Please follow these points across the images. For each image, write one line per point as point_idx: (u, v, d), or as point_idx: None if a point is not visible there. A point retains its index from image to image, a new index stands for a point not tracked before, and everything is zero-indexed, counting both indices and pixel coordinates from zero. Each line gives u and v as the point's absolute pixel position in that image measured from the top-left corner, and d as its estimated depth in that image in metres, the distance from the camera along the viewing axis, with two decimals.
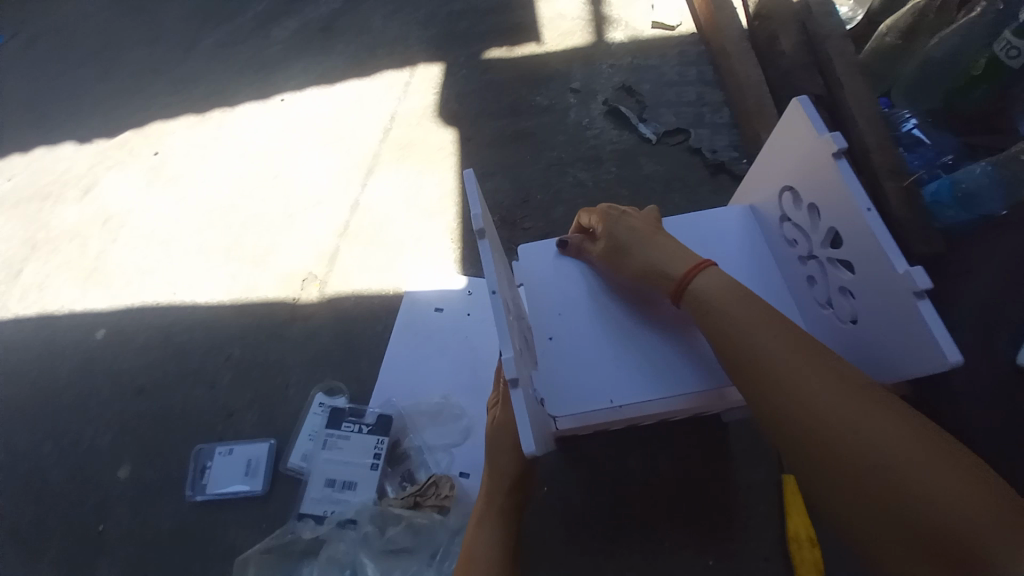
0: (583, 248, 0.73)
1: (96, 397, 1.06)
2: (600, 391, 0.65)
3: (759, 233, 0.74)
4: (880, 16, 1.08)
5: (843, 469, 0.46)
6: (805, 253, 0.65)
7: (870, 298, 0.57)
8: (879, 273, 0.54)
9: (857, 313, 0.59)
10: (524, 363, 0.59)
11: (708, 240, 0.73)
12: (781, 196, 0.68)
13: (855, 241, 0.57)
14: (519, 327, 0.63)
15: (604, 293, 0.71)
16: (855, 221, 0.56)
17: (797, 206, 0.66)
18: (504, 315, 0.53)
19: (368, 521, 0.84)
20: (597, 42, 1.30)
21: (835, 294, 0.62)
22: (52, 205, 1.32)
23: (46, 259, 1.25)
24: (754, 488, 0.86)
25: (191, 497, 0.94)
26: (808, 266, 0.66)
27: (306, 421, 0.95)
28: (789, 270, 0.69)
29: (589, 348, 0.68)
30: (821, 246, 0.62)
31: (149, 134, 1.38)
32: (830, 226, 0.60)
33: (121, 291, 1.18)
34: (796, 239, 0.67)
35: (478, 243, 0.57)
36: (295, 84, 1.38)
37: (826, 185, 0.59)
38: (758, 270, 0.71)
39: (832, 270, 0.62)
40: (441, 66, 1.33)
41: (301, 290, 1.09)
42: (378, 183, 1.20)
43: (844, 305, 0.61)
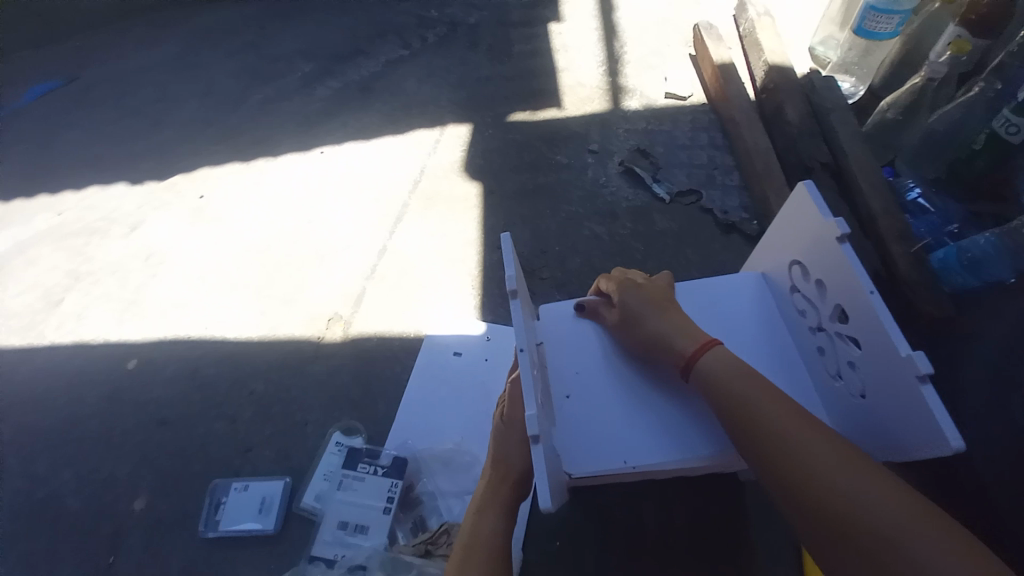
0: (600, 313, 0.76)
1: (120, 425, 1.10)
2: (613, 450, 0.66)
3: (772, 300, 0.76)
4: (883, 92, 1.16)
5: (850, 545, 0.47)
6: (815, 325, 0.68)
7: (877, 376, 0.58)
8: (884, 352, 0.56)
9: (865, 388, 0.60)
10: (545, 417, 0.62)
11: (721, 305, 0.76)
12: (790, 268, 0.72)
13: (860, 319, 0.59)
14: (540, 380, 0.66)
15: (620, 351, 0.74)
16: (859, 300, 0.59)
17: (806, 279, 0.69)
18: (529, 369, 0.57)
19: (378, 567, 0.84)
20: (614, 108, 1.41)
21: (845, 368, 0.63)
22: (102, 240, 1.42)
23: (89, 290, 1.33)
24: (769, 551, 0.83)
25: (204, 532, 0.94)
26: (818, 337, 0.68)
27: (322, 461, 0.97)
28: (801, 339, 0.71)
29: (603, 407, 0.69)
30: (829, 320, 0.65)
31: (197, 178, 1.50)
32: (836, 302, 0.63)
33: (155, 324, 1.24)
34: (806, 311, 0.70)
35: (511, 302, 0.61)
36: (335, 138, 1.51)
37: (831, 263, 0.62)
38: (769, 336, 0.73)
39: (840, 344, 0.63)
40: (469, 126, 1.45)
41: (326, 329, 1.14)
42: (405, 231, 1.27)
43: (854, 379, 0.62)
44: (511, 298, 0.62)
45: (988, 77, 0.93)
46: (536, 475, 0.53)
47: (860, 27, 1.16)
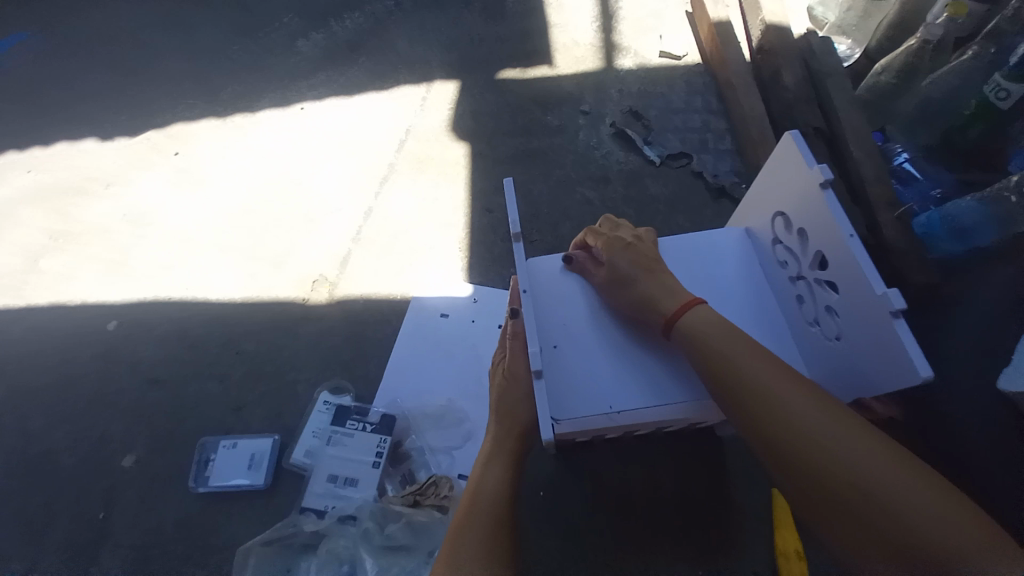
0: (586, 266, 0.77)
1: (104, 387, 1.09)
2: (599, 395, 0.68)
3: (754, 254, 0.77)
4: (877, 55, 1.14)
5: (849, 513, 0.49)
6: (795, 275, 0.69)
7: (852, 318, 0.60)
8: (860, 294, 0.58)
9: (841, 331, 0.62)
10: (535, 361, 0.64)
11: (705, 259, 0.77)
12: (774, 221, 0.72)
13: (839, 264, 0.60)
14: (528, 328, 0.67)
15: (603, 303, 0.75)
16: (838, 245, 0.60)
17: (788, 231, 0.69)
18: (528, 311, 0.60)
19: (369, 517, 0.84)
20: (607, 67, 1.37)
21: (822, 314, 0.65)
22: (74, 199, 1.36)
23: (63, 251, 1.29)
24: (747, 503, 0.88)
25: (194, 488, 0.95)
26: (798, 287, 0.69)
27: (311, 419, 0.97)
28: (781, 290, 0.73)
29: (588, 357, 0.71)
30: (809, 268, 0.66)
31: (172, 135, 1.43)
32: (817, 250, 0.64)
33: (136, 285, 1.21)
34: (787, 261, 0.71)
35: (514, 246, 0.66)
36: (316, 94, 1.44)
37: (813, 211, 0.63)
38: (749, 287, 0.75)
39: (819, 290, 0.65)
40: (458, 84, 1.39)
41: (311, 290, 1.13)
42: (392, 192, 1.24)
43: (831, 324, 0.64)
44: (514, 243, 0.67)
45: (983, 41, 0.93)
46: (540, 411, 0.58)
47: None
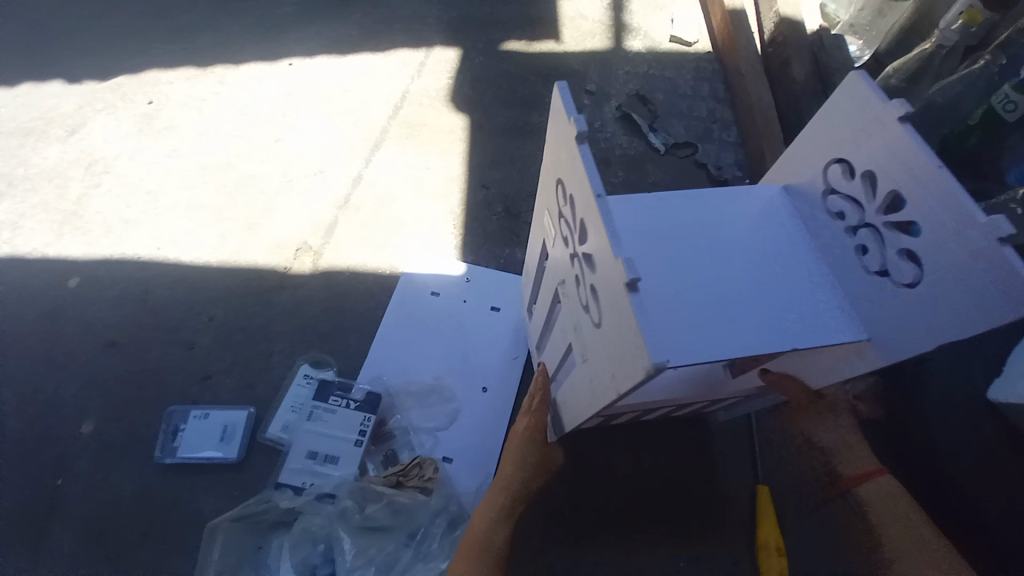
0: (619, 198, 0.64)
1: (60, 348, 1.01)
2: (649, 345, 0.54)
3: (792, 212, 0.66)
4: (886, 58, 1.12)
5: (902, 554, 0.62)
6: (854, 224, 0.59)
7: (935, 258, 0.50)
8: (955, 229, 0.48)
9: (919, 276, 0.52)
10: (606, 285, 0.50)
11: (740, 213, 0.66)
12: (825, 169, 0.62)
13: (922, 200, 0.51)
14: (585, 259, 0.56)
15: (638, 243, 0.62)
16: (926, 178, 0.50)
17: (848, 176, 0.59)
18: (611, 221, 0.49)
19: (347, 496, 0.77)
20: (615, 47, 1.32)
21: (891, 261, 0.55)
22: (31, 143, 1.25)
23: (18, 198, 1.18)
24: (730, 492, 0.89)
25: (160, 458, 0.90)
26: (855, 238, 0.59)
27: (289, 392, 0.91)
28: (829, 249, 0.62)
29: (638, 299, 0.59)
30: (876, 214, 0.56)
31: (146, 81, 1.32)
32: (892, 189, 0.54)
33: (100, 241, 1.12)
34: (841, 212, 0.60)
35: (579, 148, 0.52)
36: (306, 49, 1.35)
37: (890, 148, 0.53)
38: (792, 241, 0.63)
39: (888, 237, 0.55)
40: (458, 52, 1.32)
41: (294, 259, 1.07)
42: (384, 161, 1.18)
43: (903, 270, 0.54)
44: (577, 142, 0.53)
45: (994, 50, 0.90)
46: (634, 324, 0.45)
47: None
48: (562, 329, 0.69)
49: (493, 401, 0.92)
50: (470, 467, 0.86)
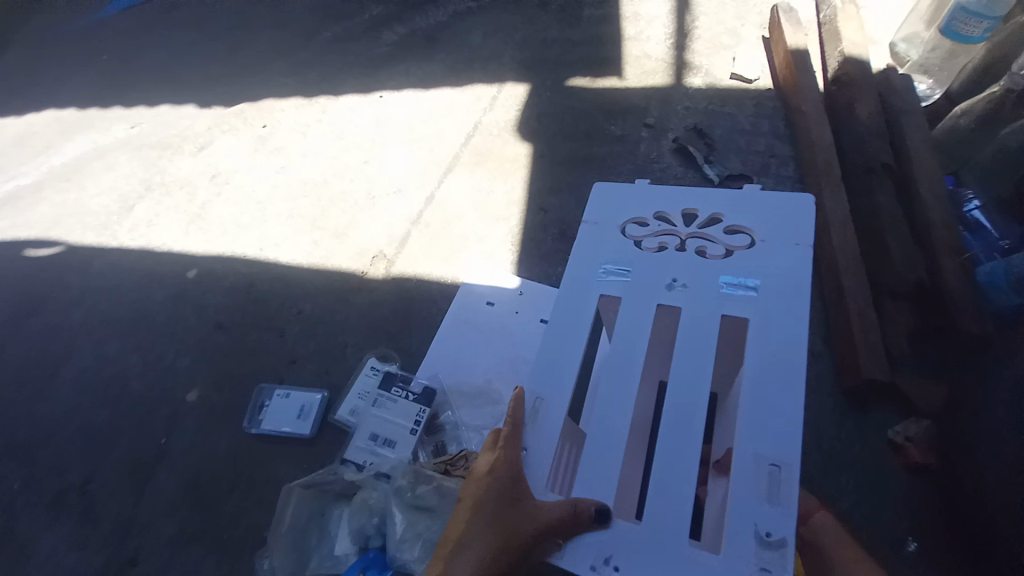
0: (637, 226, 0.74)
1: (179, 325, 1.21)
2: (786, 277, 0.65)
3: (707, 269, 0.68)
4: (960, 97, 1.07)
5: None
6: (719, 246, 0.70)
7: (770, 215, 0.71)
8: (751, 196, 0.73)
9: (782, 231, 0.69)
10: (704, 238, 0.71)
11: (691, 266, 0.69)
12: (668, 235, 0.73)
13: (717, 204, 0.74)
14: (673, 230, 0.73)
15: (687, 265, 0.69)
16: (699, 193, 0.75)
17: (677, 223, 0.74)
18: (659, 220, 0.74)
19: (401, 476, 0.83)
20: (676, 84, 1.38)
21: (744, 240, 0.70)
22: (170, 156, 1.52)
23: (157, 201, 1.44)
24: None
25: (248, 427, 1.04)
26: (729, 246, 0.70)
27: (357, 381, 1.02)
28: (742, 270, 0.67)
29: (750, 274, 0.66)
30: (718, 231, 0.72)
31: (262, 109, 1.57)
32: (704, 213, 0.74)
33: (215, 240, 1.34)
34: (704, 244, 0.71)
35: (585, 222, 0.75)
36: (395, 84, 1.54)
37: (673, 195, 0.76)
38: (736, 274, 0.67)
39: (739, 238, 0.71)
40: (528, 87, 1.45)
41: (370, 265, 1.22)
42: (453, 182, 1.31)
43: (745, 240, 0.70)
44: (587, 220, 0.75)
45: None
46: (750, 232, 0.70)
47: (947, 27, 1.09)
48: (702, 319, 0.64)
49: None
50: None
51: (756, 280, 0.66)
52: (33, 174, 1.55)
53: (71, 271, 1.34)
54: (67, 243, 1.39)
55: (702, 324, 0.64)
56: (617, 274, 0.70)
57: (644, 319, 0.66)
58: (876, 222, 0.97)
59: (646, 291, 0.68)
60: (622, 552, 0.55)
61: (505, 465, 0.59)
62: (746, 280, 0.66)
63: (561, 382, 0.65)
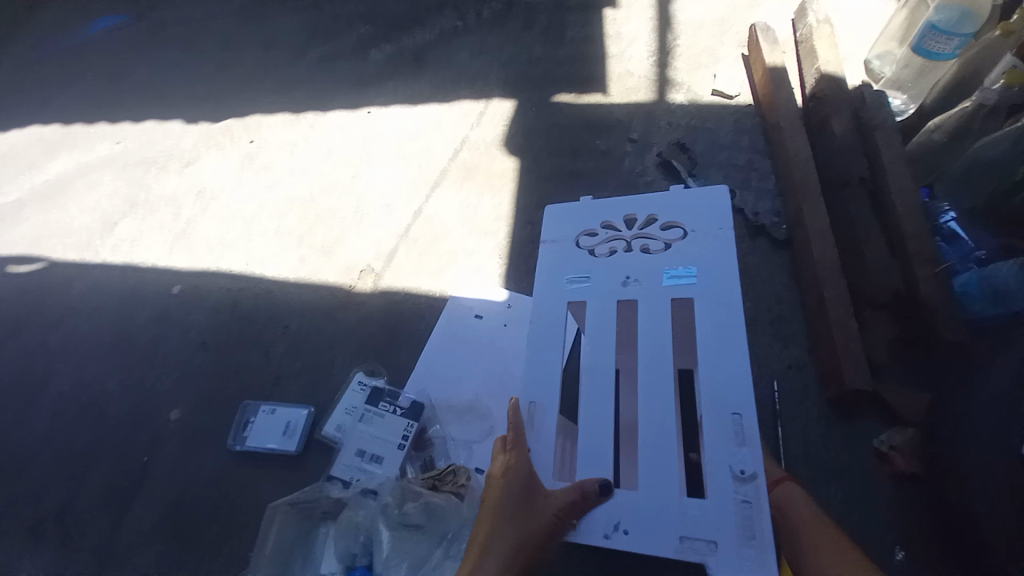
0: (589, 239, 0.84)
1: (163, 342, 1.20)
2: (712, 258, 0.77)
3: (651, 265, 0.79)
4: (931, 113, 1.12)
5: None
6: (657, 241, 0.82)
7: (694, 209, 0.83)
8: (677, 196, 0.84)
9: (707, 222, 0.81)
10: (645, 237, 0.82)
11: (638, 265, 0.80)
12: (616, 242, 0.83)
13: (650, 206, 0.85)
14: (620, 236, 0.83)
15: (636, 265, 0.80)
16: (635, 199, 0.86)
17: (622, 229, 0.84)
18: (605, 229, 0.85)
19: (388, 493, 0.82)
20: (659, 100, 1.42)
21: (675, 233, 0.81)
22: (156, 172, 1.51)
23: (141, 217, 1.42)
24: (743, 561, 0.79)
25: (231, 446, 1.02)
26: (666, 240, 0.81)
27: (344, 396, 1.01)
28: (678, 259, 0.79)
29: (686, 264, 0.78)
30: (655, 228, 0.83)
31: (250, 124, 1.58)
32: (641, 215, 0.84)
33: (201, 256, 1.33)
34: (647, 243, 0.82)
35: (545, 243, 0.86)
36: (383, 100, 1.56)
37: (614, 204, 0.87)
38: (675, 266, 0.78)
39: (672, 230, 0.82)
40: (514, 103, 1.48)
41: (358, 279, 1.22)
42: (442, 197, 1.33)
43: (677, 232, 0.81)
44: (547, 242, 0.86)
45: None
46: (682, 225, 0.81)
47: (918, 46, 1.13)
48: (656, 307, 0.76)
49: None
50: None
51: (693, 267, 0.77)
52: (15, 191, 1.53)
53: (52, 290, 1.32)
54: (49, 261, 1.37)
55: (657, 310, 0.76)
56: (581, 281, 0.81)
57: (610, 314, 0.77)
58: (853, 234, 1.00)
59: (607, 290, 0.79)
60: (626, 517, 0.65)
61: (517, 466, 0.69)
62: (686, 270, 0.78)
63: (544, 383, 0.75)
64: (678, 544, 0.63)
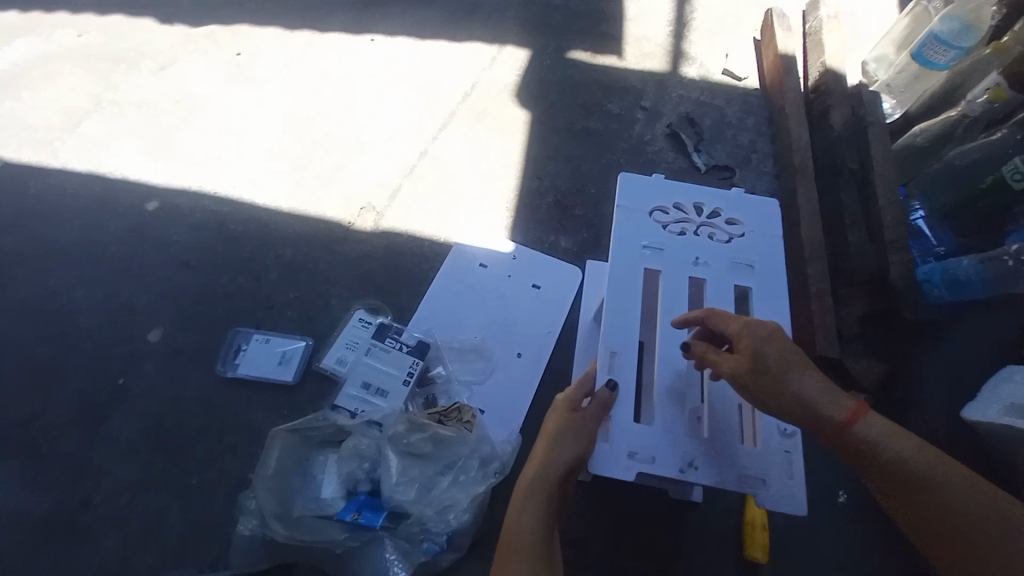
0: (658, 217, 0.77)
1: (139, 260, 1.11)
2: (769, 261, 0.74)
3: (713, 258, 0.74)
4: (914, 120, 1.22)
5: (949, 549, 0.53)
6: (720, 235, 0.76)
7: (757, 209, 0.79)
8: (743, 195, 0.80)
9: (769, 224, 0.78)
10: (709, 228, 0.77)
11: (701, 254, 0.74)
12: (681, 225, 0.77)
13: (717, 197, 0.80)
14: (685, 220, 0.77)
15: (700, 254, 0.74)
16: (702, 189, 0.80)
17: (688, 214, 0.78)
18: (671, 210, 0.78)
19: (395, 424, 0.83)
20: (672, 71, 1.43)
21: (736, 231, 0.77)
22: (124, 72, 1.35)
23: (108, 121, 1.28)
24: (714, 507, 0.88)
25: (221, 371, 0.99)
26: (729, 235, 0.76)
27: (346, 330, 1.01)
28: (738, 258, 0.74)
29: (747, 264, 0.74)
30: (720, 222, 0.77)
31: (236, 33, 1.43)
32: (706, 205, 0.79)
33: (181, 172, 1.22)
34: (711, 232, 0.76)
35: (617, 211, 0.77)
36: (388, 28, 1.46)
37: (682, 189, 0.80)
38: (736, 263, 0.74)
39: (733, 227, 0.77)
40: (528, 52, 1.43)
41: (358, 216, 1.17)
42: (450, 141, 1.29)
43: (737, 230, 0.77)
44: (618, 209, 0.78)
45: (1012, 127, 1.01)
46: (745, 225, 0.77)
47: (918, 53, 1.18)
48: (724, 294, 0.72)
49: (524, 365, 1.00)
50: (500, 420, 0.94)
51: (753, 263, 0.74)
52: None
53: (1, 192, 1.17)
54: None
55: (723, 295, 0.72)
56: (654, 252, 0.74)
57: (678, 292, 0.72)
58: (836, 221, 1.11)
59: (676, 267, 0.73)
60: (695, 452, 0.62)
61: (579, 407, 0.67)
62: (746, 266, 0.74)
63: (615, 335, 0.69)
64: (737, 480, 0.61)
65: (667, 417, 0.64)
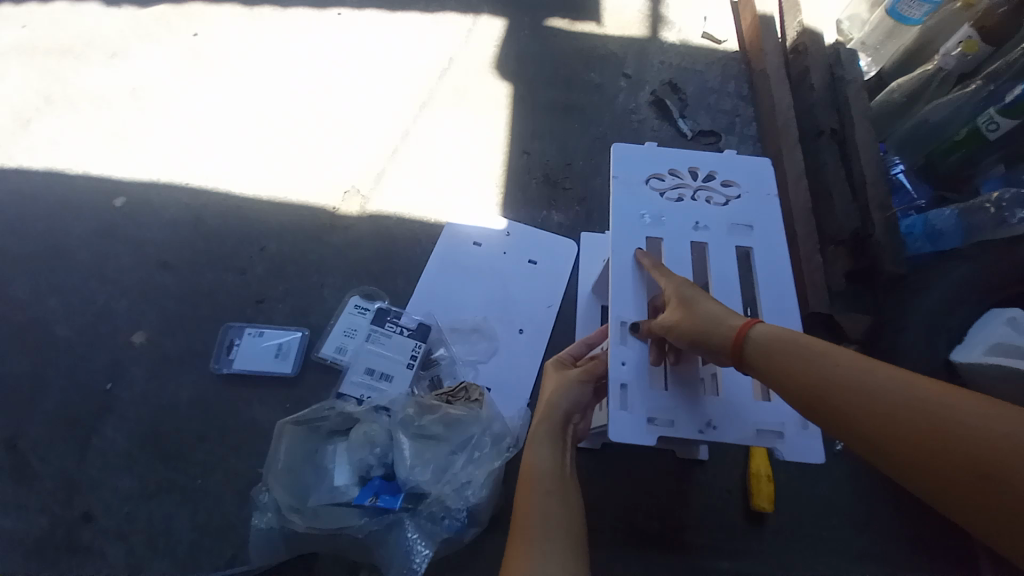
0: (654, 185, 0.77)
1: (113, 261, 1.05)
2: (766, 221, 0.75)
3: (712, 222, 0.75)
4: (889, 77, 1.23)
5: (923, 473, 0.39)
6: (716, 197, 0.77)
7: (750, 170, 0.80)
8: (736, 157, 0.81)
9: (762, 184, 0.79)
10: (706, 192, 0.77)
11: (700, 218, 0.75)
12: (678, 191, 0.77)
13: (710, 161, 0.80)
14: (682, 186, 0.77)
15: (699, 218, 0.75)
16: (695, 153, 0.80)
17: (684, 180, 0.78)
18: (667, 177, 0.78)
19: (404, 408, 0.84)
20: (652, 37, 1.41)
21: (732, 193, 0.78)
22: (73, 62, 1.25)
23: (60, 115, 1.19)
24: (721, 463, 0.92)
25: (216, 369, 0.96)
26: (725, 198, 0.77)
27: (342, 318, 0.99)
28: (736, 220, 0.75)
29: (745, 225, 0.75)
30: (716, 186, 0.78)
31: (191, 13, 1.34)
32: (701, 170, 0.79)
33: (147, 165, 1.15)
34: (707, 196, 0.77)
35: (614, 182, 0.77)
36: (355, 2, 1.39)
37: (675, 155, 0.80)
38: (735, 225, 0.75)
39: (729, 189, 0.78)
40: (505, 22, 1.39)
41: (343, 201, 1.13)
42: (431, 119, 1.25)
43: (733, 192, 0.78)
44: (614, 179, 0.77)
45: (984, 78, 1.03)
46: (740, 187, 0.78)
47: (893, 9, 1.20)
48: (726, 256, 0.72)
49: (527, 341, 1.00)
50: (508, 397, 0.95)
51: (751, 224, 0.75)
52: None
53: None
54: None
55: (725, 256, 0.72)
56: (653, 219, 0.74)
57: (681, 257, 0.72)
58: (821, 181, 1.13)
59: (677, 232, 0.73)
60: (710, 410, 0.64)
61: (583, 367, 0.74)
62: (744, 227, 0.75)
63: (622, 303, 0.69)
64: (754, 434, 0.63)
65: (683, 378, 0.65)
